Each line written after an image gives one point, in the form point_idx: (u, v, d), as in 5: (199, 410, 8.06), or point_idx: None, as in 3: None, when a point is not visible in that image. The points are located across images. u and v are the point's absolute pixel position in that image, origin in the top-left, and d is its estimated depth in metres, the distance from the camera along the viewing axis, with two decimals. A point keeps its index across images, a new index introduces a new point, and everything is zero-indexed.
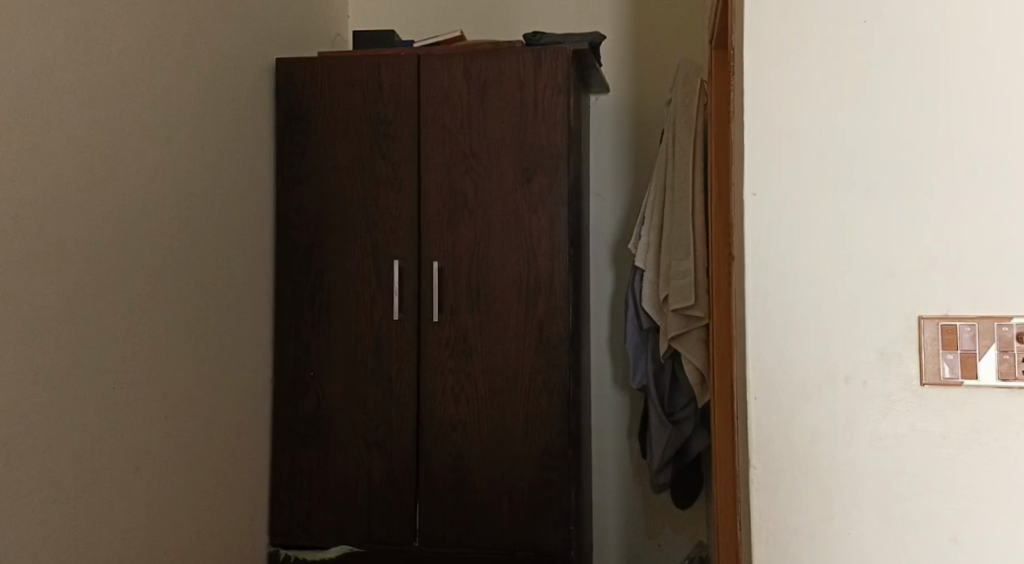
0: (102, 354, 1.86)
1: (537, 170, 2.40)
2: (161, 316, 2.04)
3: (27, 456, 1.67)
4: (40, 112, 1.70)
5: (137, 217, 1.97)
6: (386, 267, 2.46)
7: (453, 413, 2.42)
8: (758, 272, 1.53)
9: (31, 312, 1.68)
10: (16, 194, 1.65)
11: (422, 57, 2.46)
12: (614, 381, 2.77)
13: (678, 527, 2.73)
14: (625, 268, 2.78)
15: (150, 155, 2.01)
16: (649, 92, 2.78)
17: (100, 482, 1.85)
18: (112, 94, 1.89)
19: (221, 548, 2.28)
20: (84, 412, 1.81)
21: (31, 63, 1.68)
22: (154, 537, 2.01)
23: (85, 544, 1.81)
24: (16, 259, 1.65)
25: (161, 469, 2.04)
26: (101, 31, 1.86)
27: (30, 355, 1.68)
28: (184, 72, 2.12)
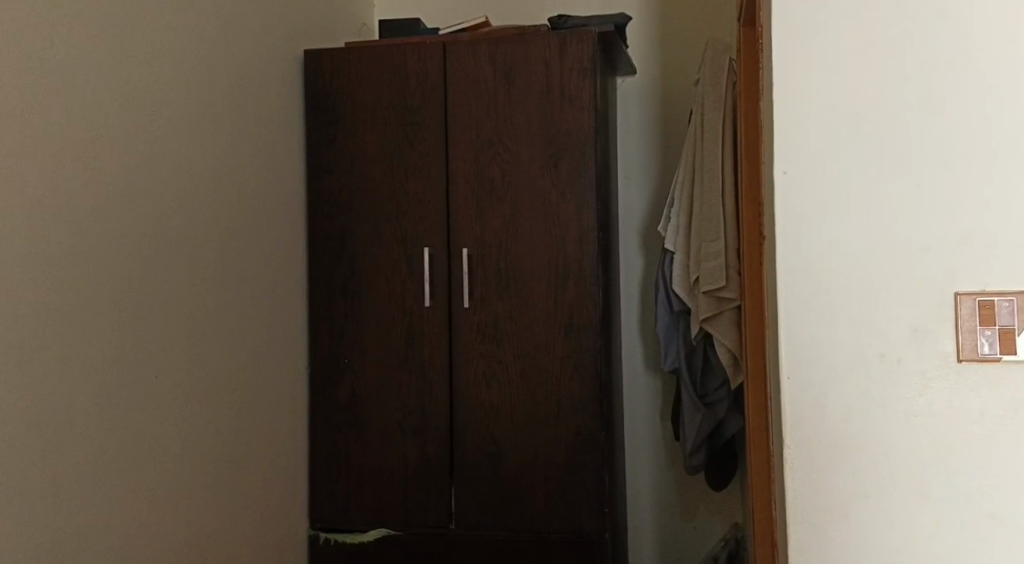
0: (144, 343, 1.89)
1: (565, 154, 2.39)
2: (199, 307, 2.08)
3: (76, 444, 1.72)
4: (75, 107, 1.73)
5: (174, 210, 2.00)
6: (417, 254, 2.48)
7: (485, 397, 2.44)
8: (790, 251, 1.51)
9: (71, 304, 1.71)
10: (55, 187, 1.68)
11: (448, 44, 2.46)
12: (646, 364, 2.77)
13: (713, 508, 2.72)
14: (655, 251, 2.77)
15: (182, 146, 2.03)
16: (676, 72, 2.76)
17: (146, 469, 1.89)
18: (144, 87, 1.91)
19: (264, 532, 2.32)
20: (129, 401, 1.85)
21: (65, 59, 1.71)
22: (199, 522, 2.06)
23: (134, 530, 1.85)
24: (59, 252, 1.69)
25: (203, 456, 2.08)
26: (134, 29, 1.89)
27: (76, 347, 1.72)
28: (214, 64, 2.15)
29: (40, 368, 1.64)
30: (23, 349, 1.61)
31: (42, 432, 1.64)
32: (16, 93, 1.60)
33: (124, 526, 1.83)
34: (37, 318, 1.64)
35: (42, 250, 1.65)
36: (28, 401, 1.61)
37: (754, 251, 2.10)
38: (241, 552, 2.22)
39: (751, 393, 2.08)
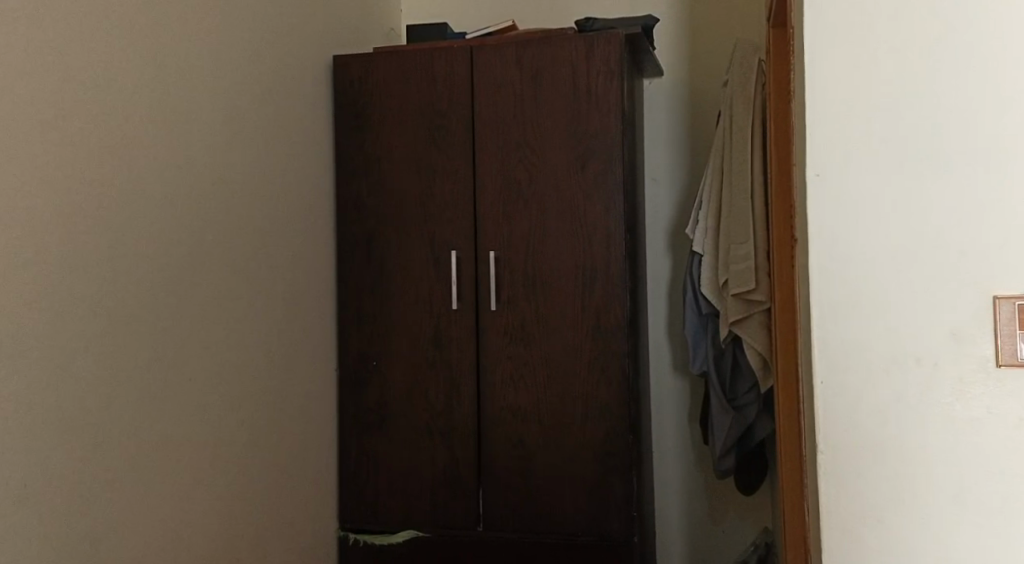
0: (178, 346, 1.91)
1: (591, 156, 2.38)
2: (230, 310, 2.09)
3: (113, 445, 1.74)
4: (110, 113, 1.75)
5: (207, 214, 2.02)
6: (445, 257, 2.48)
7: (513, 400, 2.43)
8: (822, 253, 1.50)
9: (108, 307, 1.73)
10: (92, 192, 1.70)
11: (475, 48, 2.46)
12: (673, 366, 2.75)
13: (743, 512, 2.70)
14: (683, 253, 2.76)
15: (214, 151, 2.05)
16: (704, 73, 2.74)
17: (179, 470, 1.91)
18: (177, 92, 1.93)
19: (294, 533, 2.34)
20: (164, 403, 1.87)
21: (101, 66, 1.73)
22: (231, 521, 2.07)
23: (169, 529, 1.87)
24: (96, 255, 1.71)
25: (235, 457, 2.10)
26: (168, 37, 1.91)
27: (113, 350, 1.74)
28: (245, 69, 2.16)
29: (76, 371, 1.66)
30: (62, 352, 1.63)
31: (79, 434, 1.66)
32: (53, 100, 1.62)
33: (158, 527, 1.84)
34: (74, 322, 1.65)
35: (78, 254, 1.67)
36: (66, 403, 1.63)
37: (785, 252, 2.08)
38: (272, 552, 2.23)
39: (782, 396, 2.06)
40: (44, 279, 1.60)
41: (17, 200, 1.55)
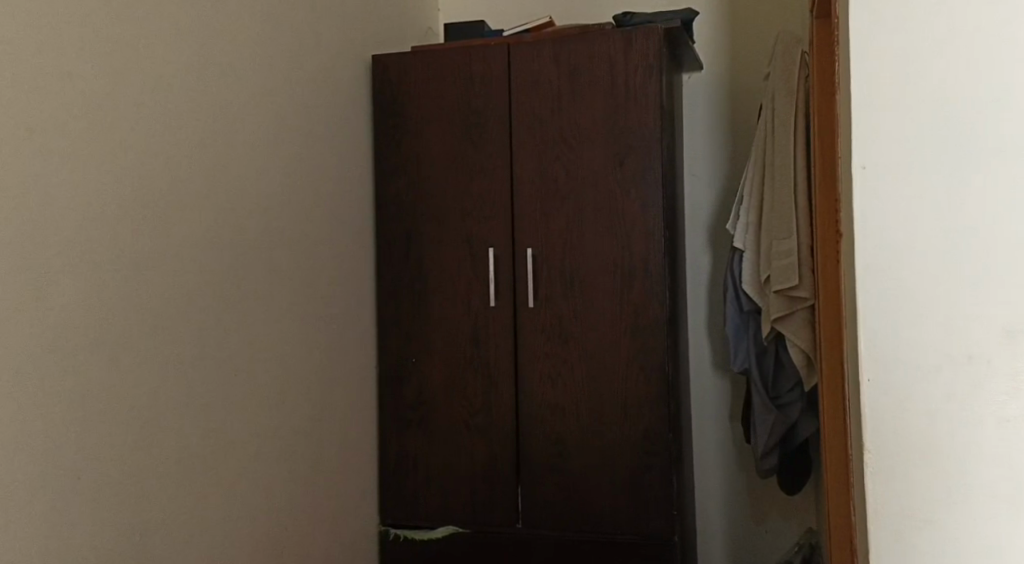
0: (222, 343, 1.93)
1: (630, 153, 2.35)
2: (273, 308, 2.11)
3: (160, 439, 1.76)
4: (154, 113, 1.76)
5: (250, 212, 2.03)
6: (483, 254, 2.47)
7: (552, 398, 2.42)
8: (868, 249, 1.46)
9: (155, 305, 1.75)
10: (139, 191, 1.72)
11: (513, 45, 2.45)
12: (714, 365, 2.72)
13: (787, 512, 2.66)
14: (723, 249, 2.72)
15: (256, 150, 2.06)
16: (746, 67, 2.71)
17: (224, 464, 1.93)
18: (221, 93, 1.94)
19: (335, 527, 2.35)
20: (210, 399, 1.89)
21: (146, 67, 1.75)
22: (274, 515, 2.09)
23: (213, 522, 1.89)
24: (143, 253, 1.73)
25: (278, 452, 2.11)
26: (212, 37, 1.93)
27: (161, 347, 1.76)
28: (286, 69, 2.17)
29: (123, 369, 1.68)
30: (112, 349, 1.65)
31: (125, 430, 1.68)
32: (98, 100, 1.64)
33: (202, 523, 1.86)
34: (119, 320, 1.67)
35: (124, 253, 1.69)
36: (115, 399, 1.66)
37: (829, 249, 2.04)
38: (314, 547, 2.25)
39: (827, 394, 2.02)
40: (92, 278, 1.62)
41: (68, 198, 1.57)
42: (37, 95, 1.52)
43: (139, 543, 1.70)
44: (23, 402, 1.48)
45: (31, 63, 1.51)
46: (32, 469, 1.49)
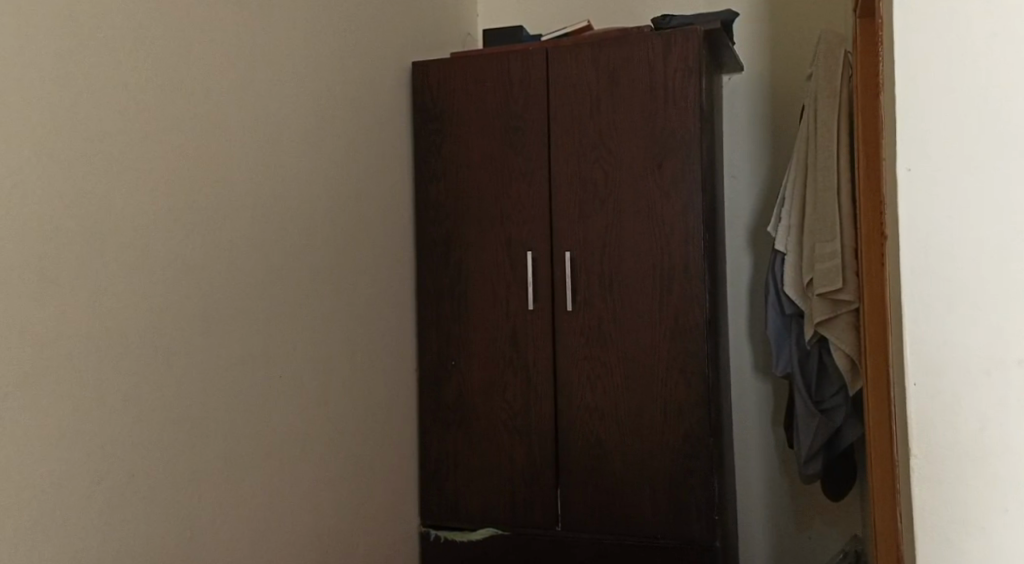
0: (268, 347, 1.96)
1: (669, 155, 2.34)
2: (317, 311, 2.13)
3: (210, 440, 1.79)
4: (201, 121, 1.79)
5: (294, 217, 2.06)
6: (521, 258, 2.47)
7: (591, 401, 2.41)
8: (916, 251, 1.42)
9: (205, 309, 1.78)
10: (190, 198, 1.75)
11: (551, 49, 2.45)
12: (755, 368, 2.69)
13: (831, 518, 2.62)
14: (765, 252, 2.69)
15: (300, 157, 2.08)
16: (787, 68, 2.67)
17: (271, 463, 1.96)
18: (265, 101, 1.96)
19: (378, 527, 2.36)
20: (256, 402, 1.92)
21: (193, 76, 1.77)
22: (319, 515, 2.11)
23: (261, 520, 1.92)
24: (193, 258, 1.76)
25: (322, 452, 2.14)
26: (258, 46, 1.95)
27: (210, 351, 1.79)
28: (328, 76, 2.19)
29: (172, 374, 1.70)
30: (164, 352, 1.68)
31: (174, 434, 1.70)
32: (147, 110, 1.66)
33: (248, 524, 1.88)
34: (168, 326, 1.69)
35: (172, 259, 1.71)
36: (167, 401, 1.69)
37: (874, 251, 2.00)
38: (358, 547, 2.26)
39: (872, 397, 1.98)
40: (141, 285, 1.64)
41: (121, 205, 1.60)
42: (88, 106, 1.54)
43: (187, 545, 1.72)
44: (75, 407, 1.51)
45: (83, 74, 1.54)
46: (85, 472, 1.52)
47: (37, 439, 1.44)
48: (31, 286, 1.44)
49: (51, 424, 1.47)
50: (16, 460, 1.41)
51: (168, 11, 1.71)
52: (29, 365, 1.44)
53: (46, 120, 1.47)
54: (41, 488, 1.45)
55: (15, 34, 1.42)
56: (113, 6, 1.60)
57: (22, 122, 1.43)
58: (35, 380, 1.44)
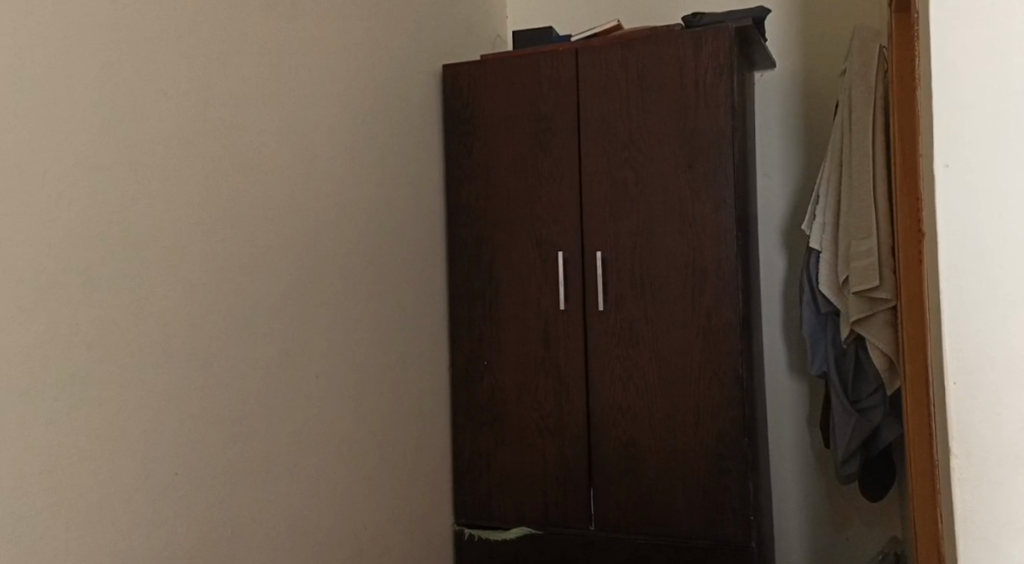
0: (305, 348, 1.97)
1: (700, 155, 2.32)
2: (352, 313, 2.14)
3: (248, 439, 1.80)
4: (237, 126, 1.80)
5: (329, 219, 2.07)
6: (552, 259, 2.47)
7: (623, 401, 2.40)
8: (954, 249, 1.39)
9: (242, 311, 1.79)
10: (227, 201, 1.77)
11: (581, 50, 2.44)
12: (790, 369, 2.66)
13: (869, 519, 2.59)
14: (799, 251, 2.66)
15: (333, 160, 2.09)
16: (820, 64, 2.64)
17: (308, 461, 1.97)
18: (299, 105, 1.98)
19: (413, 525, 2.37)
20: (293, 402, 1.93)
21: (229, 81, 1.78)
22: (356, 513, 2.13)
23: (299, 518, 1.93)
24: (231, 262, 1.77)
25: (358, 451, 2.15)
26: (292, 51, 1.97)
27: (248, 353, 1.81)
28: (360, 79, 2.20)
29: (211, 376, 1.72)
30: (204, 354, 1.70)
31: (213, 436, 1.72)
32: (184, 115, 1.68)
33: (284, 524, 1.89)
34: (207, 329, 1.71)
35: (211, 263, 1.72)
36: (207, 403, 1.70)
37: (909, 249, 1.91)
38: (393, 545, 2.27)
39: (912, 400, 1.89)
40: (181, 289, 1.66)
41: (161, 210, 1.62)
42: (127, 112, 1.56)
43: (226, 545, 1.73)
44: (119, 410, 1.53)
45: (122, 81, 1.55)
46: (128, 475, 1.54)
47: (82, 442, 1.46)
48: (74, 291, 1.46)
49: (95, 427, 1.49)
50: (62, 463, 1.43)
51: (204, 17, 1.73)
52: (74, 369, 1.46)
53: (87, 127, 1.49)
54: (87, 490, 1.46)
55: (58, 43, 1.44)
56: (150, 13, 1.61)
57: (64, 129, 1.45)
58: (80, 384, 1.46)
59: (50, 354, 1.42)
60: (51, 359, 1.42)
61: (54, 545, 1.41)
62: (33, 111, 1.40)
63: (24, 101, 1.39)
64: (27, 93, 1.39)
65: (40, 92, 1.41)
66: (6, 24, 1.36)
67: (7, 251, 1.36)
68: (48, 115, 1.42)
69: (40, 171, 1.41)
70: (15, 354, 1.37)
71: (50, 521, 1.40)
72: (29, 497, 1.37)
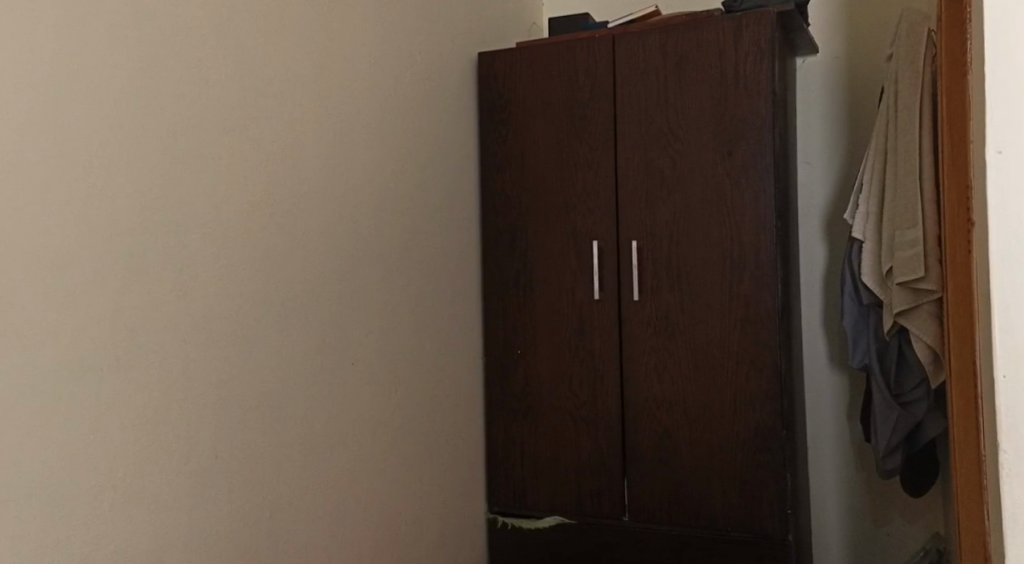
0: (343, 337, 1.97)
1: (739, 143, 2.27)
2: (389, 301, 2.13)
3: (286, 426, 1.80)
4: (276, 117, 1.80)
5: (366, 208, 2.06)
6: (588, 248, 2.44)
7: (658, 392, 2.37)
8: (1005, 236, 1.31)
9: (280, 300, 1.79)
10: (267, 190, 1.77)
11: (618, 36, 2.40)
12: (830, 361, 2.62)
13: (911, 515, 2.54)
14: (841, 241, 2.61)
15: (369, 148, 2.08)
16: (865, 50, 2.58)
17: (344, 449, 1.97)
18: (337, 96, 1.97)
19: (447, 512, 2.37)
20: (330, 390, 1.93)
21: (267, 71, 1.78)
22: (391, 500, 2.13)
23: (335, 504, 1.93)
24: (271, 251, 1.77)
25: (394, 439, 2.15)
26: (330, 40, 1.96)
27: (287, 342, 1.81)
28: (397, 68, 2.18)
29: (249, 366, 1.72)
30: (243, 342, 1.70)
31: (250, 425, 1.71)
32: (224, 104, 1.67)
33: (321, 513, 1.89)
34: (246, 319, 1.71)
35: (249, 252, 1.72)
36: (247, 390, 1.71)
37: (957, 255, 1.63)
38: (428, 532, 2.27)
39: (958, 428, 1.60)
40: (221, 278, 1.65)
41: (203, 198, 1.62)
42: (169, 102, 1.56)
43: (263, 535, 1.73)
44: (160, 400, 1.53)
45: (164, 72, 1.55)
46: (169, 464, 1.54)
47: (126, 428, 1.47)
48: (115, 281, 1.46)
49: (137, 417, 1.49)
50: (106, 451, 1.44)
51: (243, 7, 1.72)
52: (116, 358, 1.46)
53: (130, 117, 1.49)
54: (130, 478, 1.47)
55: (101, 31, 1.44)
56: (191, 4, 1.61)
57: (107, 118, 1.45)
58: (122, 373, 1.47)
59: (95, 344, 1.43)
60: (93, 348, 1.43)
61: (96, 534, 1.41)
62: (77, 100, 1.40)
63: (68, 90, 1.39)
64: (71, 83, 1.39)
65: (83, 82, 1.41)
66: (52, 16, 1.37)
67: (51, 241, 1.36)
68: (91, 104, 1.42)
69: (82, 161, 1.41)
70: (61, 342, 1.38)
71: (92, 510, 1.41)
72: (73, 487, 1.38)
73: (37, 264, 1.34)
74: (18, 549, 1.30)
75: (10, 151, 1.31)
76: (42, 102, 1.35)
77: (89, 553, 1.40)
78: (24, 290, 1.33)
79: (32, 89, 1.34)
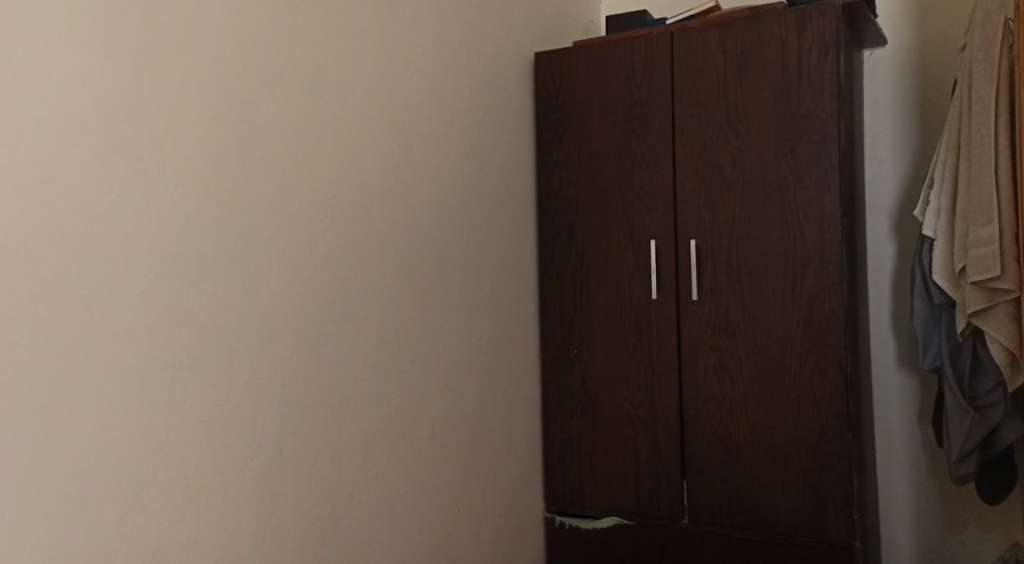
0: (403, 339, 1.97)
1: (803, 139, 2.21)
2: (447, 302, 2.12)
3: (348, 428, 1.81)
4: (337, 122, 1.80)
5: (425, 209, 2.05)
6: (646, 246, 2.39)
7: (719, 393, 2.32)
8: None
9: (341, 302, 1.79)
10: (328, 194, 1.77)
11: (676, 32, 2.35)
12: (899, 361, 2.54)
13: (987, 521, 2.45)
14: (910, 239, 2.53)
15: (427, 149, 2.07)
16: (937, 41, 2.49)
17: (404, 449, 1.97)
18: (396, 99, 1.96)
19: (505, 511, 2.35)
20: (391, 392, 1.93)
21: (328, 73, 1.77)
22: (450, 499, 2.12)
23: (395, 504, 1.93)
24: (332, 253, 1.77)
25: (453, 439, 2.14)
26: (390, 44, 1.95)
27: (348, 343, 1.81)
28: (455, 67, 2.17)
29: (311, 366, 1.72)
30: (305, 344, 1.70)
31: (312, 425, 1.71)
32: (287, 107, 1.67)
33: (381, 513, 1.89)
34: (307, 318, 1.71)
35: (310, 253, 1.72)
36: (310, 392, 1.71)
37: None
38: (486, 531, 2.26)
39: None
40: (284, 277, 1.66)
41: (267, 201, 1.63)
42: (234, 107, 1.57)
43: (323, 536, 1.73)
44: (226, 402, 1.54)
45: (230, 78, 1.56)
46: (235, 463, 1.55)
47: (195, 429, 1.48)
48: (186, 283, 1.48)
49: (206, 417, 1.50)
50: (176, 452, 1.45)
51: (305, 13, 1.72)
52: (186, 357, 1.47)
53: (198, 123, 1.50)
54: (198, 478, 1.49)
55: (170, 36, 1.45)
56: (255, 10, 1.61)
57: (177, 122, 1.46)
58: (193, 371, 1.48)
59: (165, 348, 1.44)
60: (166, 351, 1.44)
61: (166, 530, 1.43)
62: (148, 101, 1.42)
63: (139, 91, 1.40)
64: (143, 83, 1.41)
65: (154, 82, 1.43)
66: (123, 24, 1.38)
67: (122, 245, 1.38)
68: (160, 106, 1.44)
69: (154, 166, 1.43)
70: (133, 347, 1.39)
71: (163, 507, 1.43)
72: (145, 484, 1.40)
73: (110, 269, 1.36)
74: (92, 546, 1.32)
75: (86, 156, 1.33)
76: (115, 105, 1.37)
77: (159, 549, 1.42)
78: (99, 291, 1.35)
79: (107, 93, 1.36)
